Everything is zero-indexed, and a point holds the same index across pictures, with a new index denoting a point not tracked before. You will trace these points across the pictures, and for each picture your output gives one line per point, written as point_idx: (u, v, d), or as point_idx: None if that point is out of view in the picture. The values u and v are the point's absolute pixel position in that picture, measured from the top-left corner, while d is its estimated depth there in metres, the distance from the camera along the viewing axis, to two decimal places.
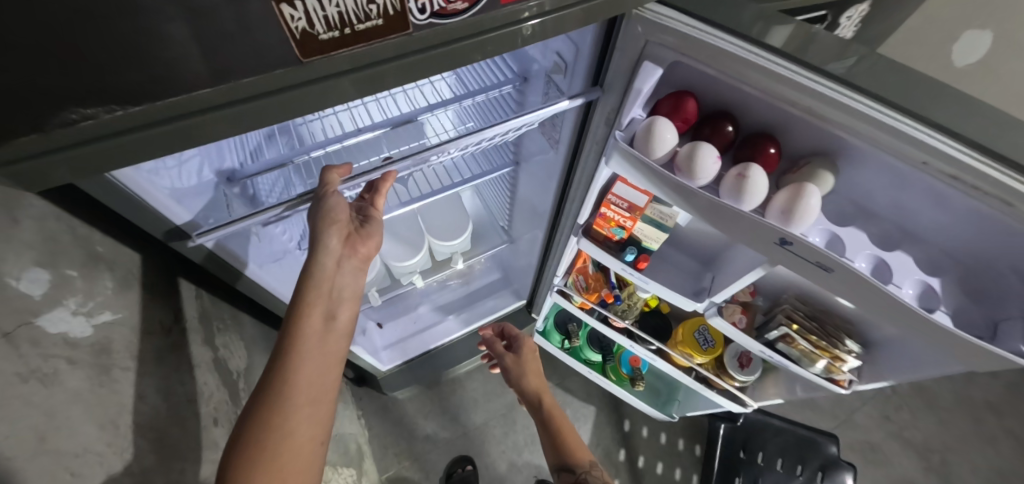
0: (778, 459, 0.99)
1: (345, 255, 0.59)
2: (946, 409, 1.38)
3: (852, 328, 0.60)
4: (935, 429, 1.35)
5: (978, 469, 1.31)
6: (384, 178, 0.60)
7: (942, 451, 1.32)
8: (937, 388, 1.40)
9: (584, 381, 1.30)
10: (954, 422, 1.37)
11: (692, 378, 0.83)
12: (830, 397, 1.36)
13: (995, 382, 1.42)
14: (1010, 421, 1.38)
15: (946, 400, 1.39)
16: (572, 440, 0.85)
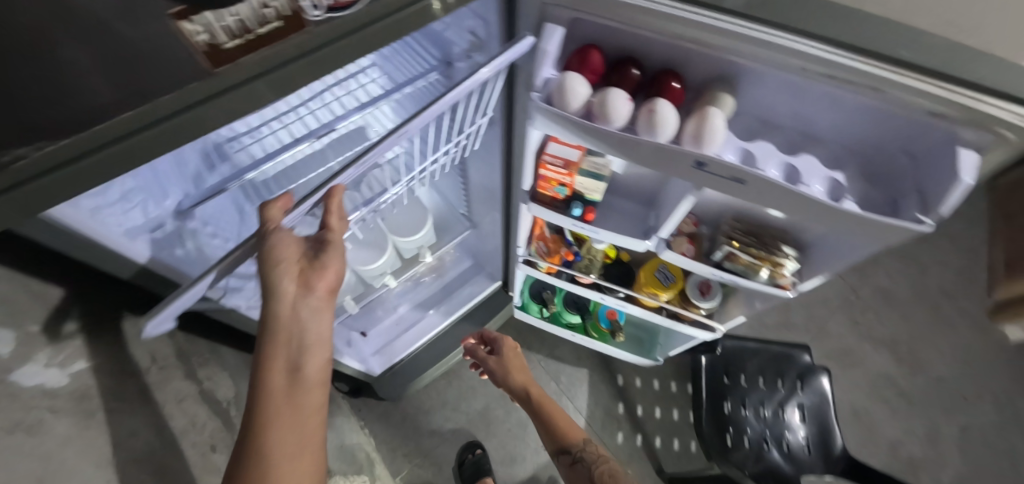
0: (759, 377, 1.06)
1: (302, 297, 0.53)
2: (908, 303, 1.48)
3: (786, 234, 0.66)
4: (900, 323, 1.46)
5: (943, 351, 1.42)
6: (329, 195, 0.52)
7: (909, 342, 1.43)
8: (897, 286, 1.51)
9: (573, 347, 1.35)
10: (916, 313, 1.47)
11: (663, 316, 0.87)
12: (802, 314, 1.44)
13: (946, 270, 1.53)
14: (963, 302, 1.50)
15: (907, 296, 1.50)
16: (563, 424, 0.97)
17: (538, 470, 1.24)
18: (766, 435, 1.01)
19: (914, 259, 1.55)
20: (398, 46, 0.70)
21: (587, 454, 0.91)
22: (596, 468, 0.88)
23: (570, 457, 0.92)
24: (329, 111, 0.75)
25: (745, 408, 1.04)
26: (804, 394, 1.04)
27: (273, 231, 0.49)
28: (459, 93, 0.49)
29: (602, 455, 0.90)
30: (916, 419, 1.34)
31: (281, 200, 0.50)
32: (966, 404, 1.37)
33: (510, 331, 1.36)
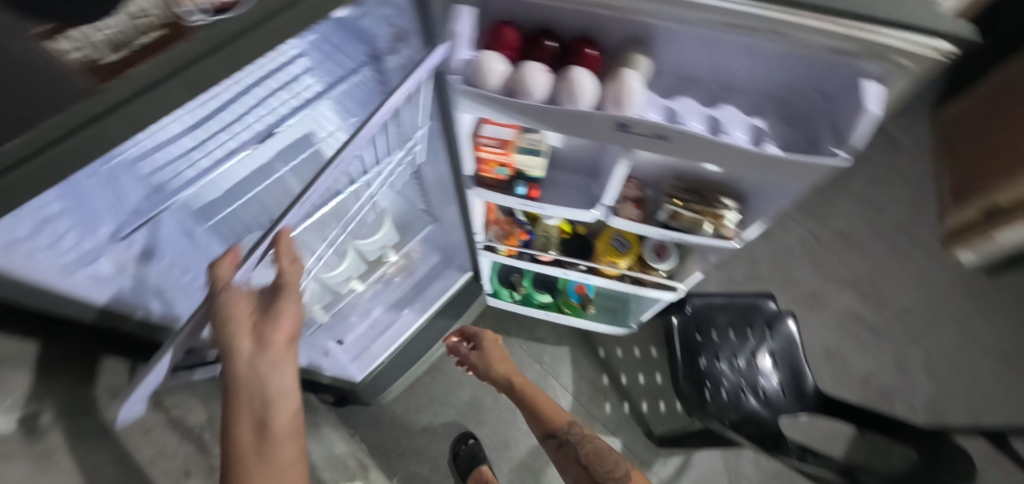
0: (730, 330, 1.10)
1: (260, 351, 0.54)
2: (866, 242, 1.55)
3: (726, 187, 0.66)
4: (860, 261, 1.52)
5: (902, 283, 1.50)
6: (277, 241, 0.50)
7: (870, 278, 1.50)
8: (854, 227, 1.57)
9: (552, 327, 1.37)
10: (874, 250, 1.54)
11: (627, 282, 0.89)
12: (770, 266, 1.49)
13: (897, 206, 1.61)
14: (915, 234, 1.57)
15: (864, 235, 1.56)
16: (547, 408, 0.99)
17: (533, 451, 1.26)
18: (743, 383, 1.04)
19: (867, 199, 1.61)
20: (327, 36, 0.68)
21: (575, 435, 0.94)
22: (585, 449, 0.92)
23: (557, 440, 0.94)
24: (274, 118, 0.70)
25: (721, 361, 1.07)
26: (773, 340, 1.08)
27: (222, 291, 0.48)
28: (395, 102, 0.47)
29: (589, 435, 0.94)
30: (884, 349, 1.41)
31: (228, 258, 0.50)
32: (928, 330, 1.44)
33: (489, 320, 1.37)
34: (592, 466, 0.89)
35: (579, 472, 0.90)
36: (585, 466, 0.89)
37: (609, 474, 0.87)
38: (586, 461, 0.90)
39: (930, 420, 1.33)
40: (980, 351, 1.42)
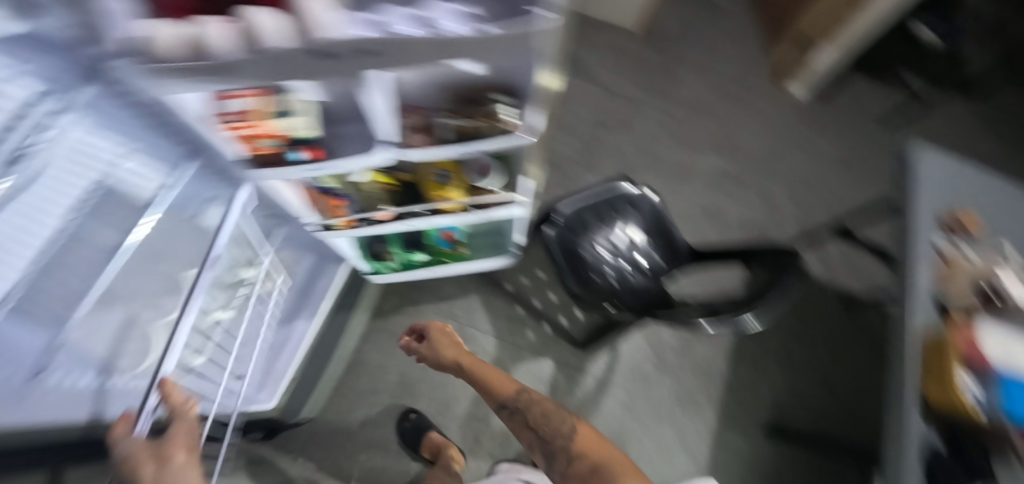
0: (597, 221, 1.12)
1: (166, 469, 0.56)
2: (712, 104, 1.68)
3: (496, 84, 0.65)
4: (712, 123, 1.65)
5: (750, 129, 1.65)
6: (164, 388, 0.61)
7: (724, 135, 1.64)
8: (699, 94, 1.69)
9: (456, 281, 1.38)
10: (720, 109, 1.67)
11: (475, 210, 0.89)
12: (637, 155, 1.60)
13: (729, 62, 1.74)
14: (750, 82, 1.72)
15: (709, 98, 1.69)
16: (500, 380, 1.00)
17: (475, 400, 1.29)
18: (624, 266, 1.12)
19: (703, 65, 1.73)
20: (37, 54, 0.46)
21: (523, 400, 0.94)
22: (533, 413, 0.92)
23: (507, 409, 0.94)
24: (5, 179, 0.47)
25: (602, 251, 1.12)
26: (635, 215, 1.13)
27: (117, 443, 0.54)
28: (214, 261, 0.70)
29: (537, 398, 0.94)
30: (750, 191, 1.56)
31: (123, 421, 0.57)
32: (782, 163, 1.61)
33: (393, 297, 1.36)
34: (539, 430, 0.89)
35: (529, 436, 0.90)
36: (532, 429, 0.89)
37: (555, 433, 0.87)
38: (533, 424, 0.90)
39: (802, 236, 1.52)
40: (827, 166, 1.61)
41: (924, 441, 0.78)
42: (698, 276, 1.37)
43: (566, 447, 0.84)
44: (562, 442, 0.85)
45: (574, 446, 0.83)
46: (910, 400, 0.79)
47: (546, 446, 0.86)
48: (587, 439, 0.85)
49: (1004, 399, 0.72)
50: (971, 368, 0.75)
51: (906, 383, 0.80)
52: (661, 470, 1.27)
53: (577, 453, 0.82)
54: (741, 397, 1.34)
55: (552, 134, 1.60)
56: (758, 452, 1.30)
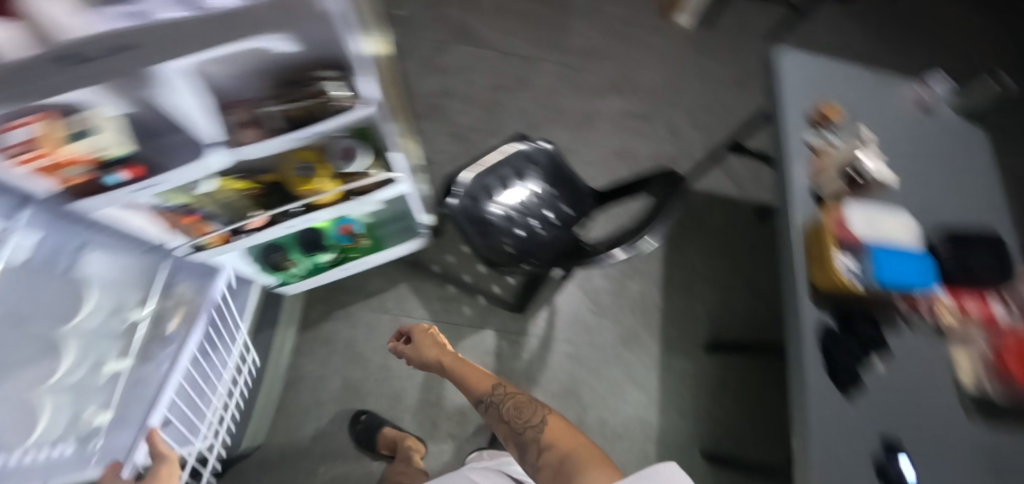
0: (502, 182, 1.12)
1: None
2: (606, 47, 1.70)
3: (313, 59, 0.61)
4: (609, 66, 1.67)
5: (647, 64, 1.68)
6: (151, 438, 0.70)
7: (624, 75, 1.66)
8: (591, 41, 1.71)
9: (382, 274, 1.36)
10: (615, 51, 1.70)
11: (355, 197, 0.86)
12: (541, 110, 1.59)
13: (614, 6, 1.77)
14: (636, 21, 1.75)
15: (602, 42, 1.70)
16: (479, 374, 0.95)
17: (425, 386, 1.29)
18: (532, 218, 1.11)
19: (589, 12, 1.75)
20: None
21: (499, 395, 0.87)
22: (506, 408, 0.84)
23: (485, 404, 0.88)
24: None
25: (507, 210, 1.10)
26: (537, 171, 1.15)
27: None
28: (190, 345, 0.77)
29: (512, 391, 0.87)
30: (657, 124, 1.60)
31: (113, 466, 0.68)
32: (678, 97, 1.64)
33: (321, 304, 1.32)
34: (511, 424, 0.81)
35: (504, 430, 0.82)
36: (507, 424, 0.82)
37: (526, 426, 0.79)
38: (506, 418, 0.83)
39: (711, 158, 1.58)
40: (724, 87, 1.67)
41: (818, 321, 0.82)
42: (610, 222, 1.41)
43: (535, 440, 0.76)
44: (533, 438, 0.76)
45: (543, 437, 0.75)
46: (802, 286, 0.83)
47: (519, 440, 0.78)
48: (556, 429, 0.76)
49: (876, 270, 0.77)
50: (844, 248, 0.79)
51: (796, 275, 0.84)
52: (617, 408, 1.31)
53: (546, 445, 0.73)
54: (680, 322, 1.40)
55: (452, 106, 1.57)
56: (703, 369, 1.37)
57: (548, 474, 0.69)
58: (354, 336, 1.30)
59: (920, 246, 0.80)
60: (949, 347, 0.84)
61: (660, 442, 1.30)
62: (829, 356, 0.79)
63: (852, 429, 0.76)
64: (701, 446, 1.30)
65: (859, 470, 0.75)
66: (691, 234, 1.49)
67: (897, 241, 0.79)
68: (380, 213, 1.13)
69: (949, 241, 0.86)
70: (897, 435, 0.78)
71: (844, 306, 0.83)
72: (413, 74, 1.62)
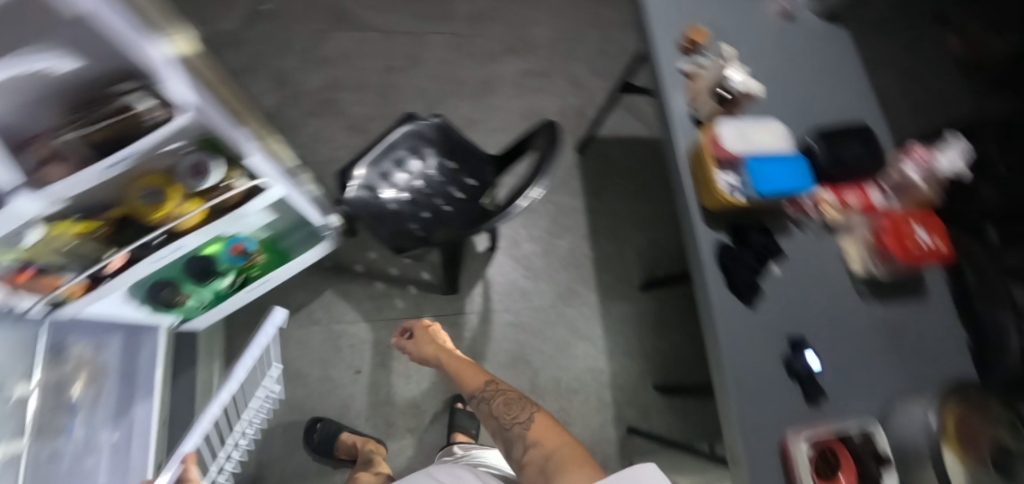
0: (400, 163, 1.10)
1: None
2: (494, 15, 1.70)
3: (106, 72, 0.55)
4: (501, 32, 1.68)
5: (538, 25, 1.70)
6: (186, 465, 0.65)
7: (517, 40, 1.67)
8: (480, 10, 1.70)
9: (305, 286, 1.33)
10: (504, 17, 1.70)
11: (224, 215, 0.80)
12: (438, 89, 1.57)
13: None
14: None
15: (489, 10, 1.71)
16: (474, 369, 0.96)
17: (373, 388, 1.26)
18: (438, 199, 1.07)
19: None
20: None
21: (489, 392, 0.87)
22: (495, 406, 0.84)
23: (477, 398, 0.89)
24: None
25: (408, 196, 1.07)
26: (432, 142, 1.13)
27: None
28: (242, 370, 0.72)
29: (502, 390, 0.87)
30: (558, 81, 1.62)
31: None
32: (574, 45, 1.69)
33: (245, 330, 1.27)
34: (501, 421, 0.81)
35: (495, 426, 0.82)
36: (494, 419, 0.83)
37: (514, 423, 0.80)
38: (495, 414, 0.83)
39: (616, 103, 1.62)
40: (614, 35, 1.72)
41: (713, 240, 0.84)
42: (512, 174, 1.39)
43: (521, 436, 0.77)
44: (520, 436, 0.77)
45: (529, 436, 0.76)
46: (693, 209, 0.84)
47: (507, 437, 0.79)
48: (541, 428, 0.76)
49: (756, 183, 0.76)
50: (724, 167, 0.79)
51: (689, 199, 0.85)
52: (568, 364, 1.34)
53: (533, 444, 0.74)
54: (613, 266, 1.43)
55: (347, 99, 1.52)
56: (642, 309, 1.41)
57: (533, 471, 0.70)
58: (289, 355, 1.26)
59: (793, 151, 0.80)
60: (838, 240, 0.88)
61: (614, 386, 1.34)
62: (726, 271, 0.81)
63: (758, 335, 0.79)
64: (653, 382, 1.35)
65: (770, 372, 0.78)
66: (610, 180, 1.50)
67: (772, 150, 0.80)
68: (275, 222, 1.07)
69: (821, 139, 0.89)
70: (800, 331, 0.81)
71: (737, 219, 0.85)
72: (297, 74, 1.53)
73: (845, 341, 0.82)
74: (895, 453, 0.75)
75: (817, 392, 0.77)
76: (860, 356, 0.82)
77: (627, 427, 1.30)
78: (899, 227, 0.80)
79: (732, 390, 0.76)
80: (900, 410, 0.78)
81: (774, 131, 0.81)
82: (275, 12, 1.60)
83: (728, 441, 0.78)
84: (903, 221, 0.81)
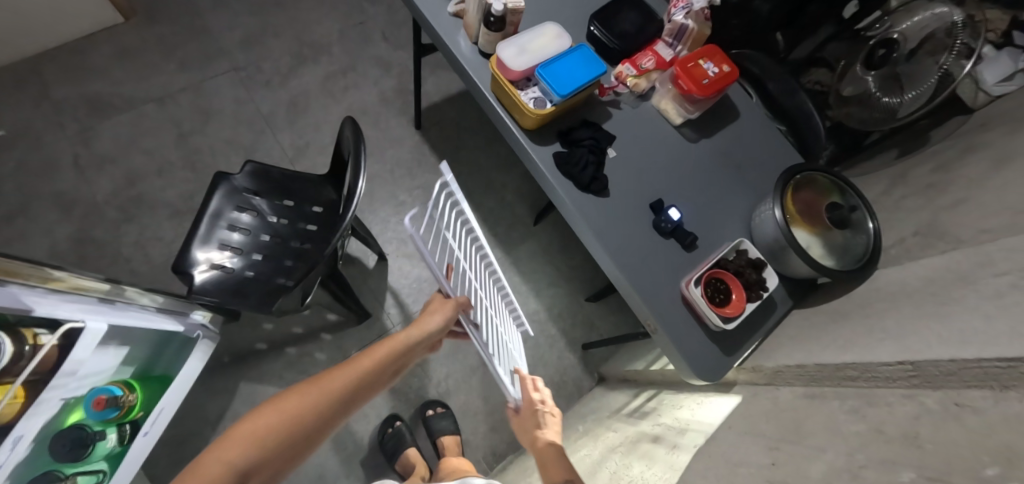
0: (236, 224, 1.00)
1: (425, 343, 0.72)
2: (270, 31, 1.57)
3: None
4: (287, 45, 1.56)
5: (320, 24, 1.61)
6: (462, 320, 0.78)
7: (307, 47, 1.57)
8: (253, 32, 1.56)
9: (214, 390, 1.21)
10: (281, 28, 1.58)
11: (50, 379, 0.67)
12: (249, 133, 1.44)
13: None
14: None
15: (263, 29, 1.57)
16: (560, 465, 0.71)
17: (340, 444, 1.23)
18: (297, 241, 1.00)
19: (229, 7, 1.58)
20: None
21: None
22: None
23: None
24: None
25: (262, 255, 0.99)
26: (258, 187, 1.04)
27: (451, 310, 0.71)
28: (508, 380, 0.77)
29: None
30: (368, 71, 1.58)
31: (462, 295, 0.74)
32: (363, 29, 1.63)
33: (171, 468, 1.14)
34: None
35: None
36: None
37: None
38: None
39: (435, 69, 1.62)
40: (400, 6, 1.68)
41: (549, 154, 0.86)
42: None
43: None
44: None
45: None
46: (517, 135, 0.85)
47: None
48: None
49: (553, 87, 0.78)
50: (521, 87, 0.81)
51: (511, 127, 0.86)
52: None
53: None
54: (503, 216, 1.48)
55: (153, 188, 1.34)
56: (543, 240, 1.48)
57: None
58: None
59: (574, 45, 0.83)
60: (652, 102, 0.94)
61: (554, 318, 1.41)
62: (572, 176, 0.83)
63: (625, 217, 0.84)
64: (583, 296, 1.44)
65: (648, 242, 0.82)
66: (460, 144, 1.54)
67: (555, 51, 0.82)
68: (130, 351, 0.94)
69: (597, 21, 0.92)
70: (657, 195, 0.86)
71: (561, 124, 0.88)
72: (79, 188, 1.31)
73: (696, 184, 0.89)
74: (765, 254, 0.83)
75: (691, 237, 0.82)
76: (710, 189, 0.89)
77: (582, 347, 1.39)
78: (690, 70, 0.86)
79: (624, 274, 0.80)
80: (756, 214, 0.85)
81: (551, 34, 0.83)
82: (13, 133, 1.33)
83: (642, 317, 0.83)
84: (690, 64, 0.87)
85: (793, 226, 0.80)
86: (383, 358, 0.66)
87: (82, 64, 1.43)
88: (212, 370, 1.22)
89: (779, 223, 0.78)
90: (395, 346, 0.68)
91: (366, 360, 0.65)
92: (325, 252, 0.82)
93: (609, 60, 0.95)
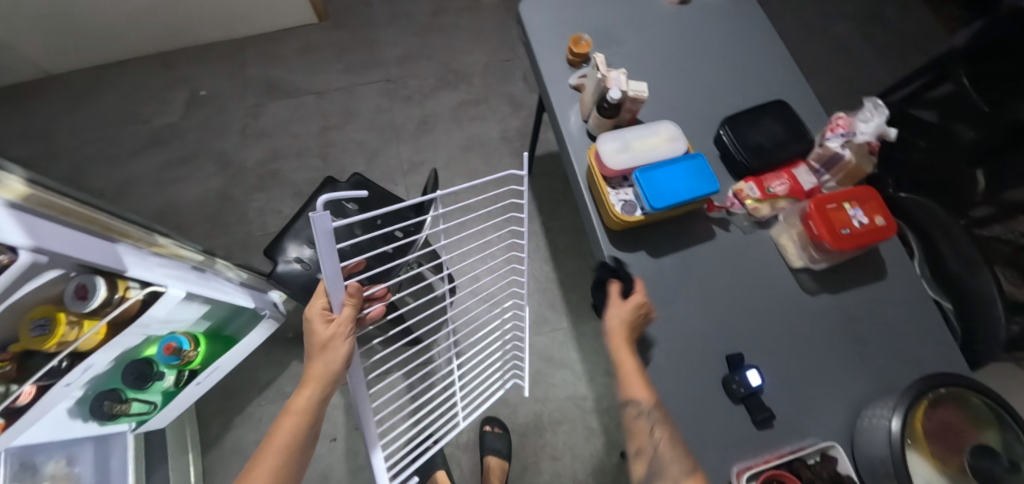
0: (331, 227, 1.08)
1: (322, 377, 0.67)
2: (423, 50, 1.71)
3: None
4: (432, 67, 1.69)
5: (468, 54, 1.71)
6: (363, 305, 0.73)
7: (451, 72, 1.68)
8: (408, 49, 1.71)
9: (271, 359, 1.32)
10: (434, 51, 1.71)
11: (132, 322, 0.77)
12: (379, 139, 1.58)
13: (419, 12, 1.78)
14: (444, 17, 1.78)
15: (418, 48, 1.72)
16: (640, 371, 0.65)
17: (352, 451, 1.26)
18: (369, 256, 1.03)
19: (398, 25, 1.76)
20: None
21: (656, 413, 0.62)
22: (658, 434, 0.61)
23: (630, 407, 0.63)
24: None
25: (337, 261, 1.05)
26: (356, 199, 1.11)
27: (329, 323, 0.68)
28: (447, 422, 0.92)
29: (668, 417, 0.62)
30: (497, 106, 1.63)
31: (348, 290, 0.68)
32: (506, 66, 1.69)
33: (216, 415, 1.26)
34: (655, 446, 0.60)
35: (643, 446, 0.61)
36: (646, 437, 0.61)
37: (671, 459, 0.59)
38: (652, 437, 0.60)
39: None
40: None
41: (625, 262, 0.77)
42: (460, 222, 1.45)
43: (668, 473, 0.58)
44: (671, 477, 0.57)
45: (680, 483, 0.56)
46: (597, 232, 0.78)
47: (654, 465, 0.59)
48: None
49: (647, 195, 0.69)
50: (614, 184, 0.75)
51: (592, 223, 0.79)
52: (547, 395, 1.31)
53: None
54: (580, 284, 1.41)
55: (288, 168, 1.53)
56: None
57: None
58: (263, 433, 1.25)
59: (687, 151, 0.74)
60: (770, 233, 0.80)
61: (599, 410, 1.29)
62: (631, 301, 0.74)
63: (693, 360, 0.71)
64: None
65: (713, 398, 0.69)
66: (561, 199, 1.50)
67: (663, 155, 0.74)
68: (211, 309, 1.05)
69: (729, 126, 0.81)
70: (741, 348, 0.72)
71: (652, 231, 0.79)
72: (238, 151, 1.55)
73: (798, 349, 0.72)
74: (864, 471, 0.63)
75: (765, 415, 0.67)
76: (814, 360, 0.72)
77: (619, 453, 1.24)
78: (827, 212, 0.70)
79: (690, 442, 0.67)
80: (867, 414, 0.65)
81: (665, 135, 0.75)
82: (211, 94, 1.63)
83: None
84: (830, 204, 0.71)
85: (913, 449, 0.60)
86: (293, 426, 0.65)
87: (276, 51, 1.70)
88: (276, 341, 1.34)
89: (892, 439, 0.59)
90: (297, 408, 0.66)
91: (280, 437, 0.64)
92: (369, 312, 0.80)
93: (732, 172, 0.83)
